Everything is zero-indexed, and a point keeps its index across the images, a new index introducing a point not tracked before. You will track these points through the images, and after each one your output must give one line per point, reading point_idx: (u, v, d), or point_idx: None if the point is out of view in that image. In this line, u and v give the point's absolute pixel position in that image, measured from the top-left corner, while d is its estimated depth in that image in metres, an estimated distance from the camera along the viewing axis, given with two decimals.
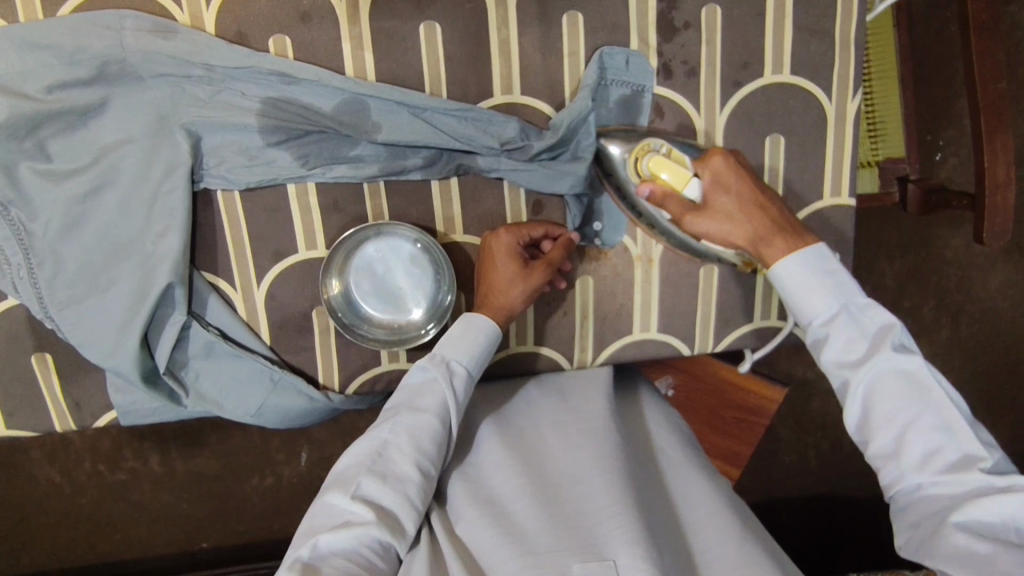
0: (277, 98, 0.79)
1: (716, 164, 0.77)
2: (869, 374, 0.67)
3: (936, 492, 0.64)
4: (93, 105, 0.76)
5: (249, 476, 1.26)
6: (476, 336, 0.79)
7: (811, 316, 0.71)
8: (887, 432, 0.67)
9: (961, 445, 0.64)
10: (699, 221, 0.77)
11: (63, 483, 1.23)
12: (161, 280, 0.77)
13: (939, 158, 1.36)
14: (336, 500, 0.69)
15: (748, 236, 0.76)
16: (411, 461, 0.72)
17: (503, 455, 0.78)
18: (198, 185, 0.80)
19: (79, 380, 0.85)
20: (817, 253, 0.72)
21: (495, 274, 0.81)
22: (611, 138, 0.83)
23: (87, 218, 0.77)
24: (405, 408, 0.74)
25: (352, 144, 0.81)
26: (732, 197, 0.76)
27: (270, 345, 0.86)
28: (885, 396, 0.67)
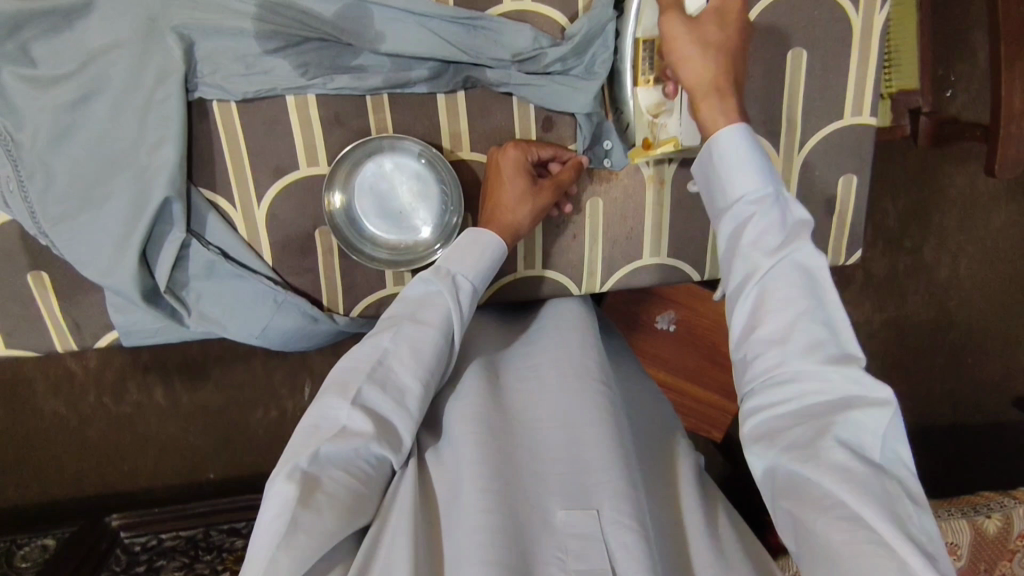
0: (274, 1, 0.74)
1: (733, 2, 0.69)
2: (777, 262, 0.61)
3: (807, 391, 0.59)
4: (77, 5, 0.71)
5: (250, 411, 1.26)
6: (483, 252, 0.76)
7: (739, 192, 0.63)
8: (780, 321, 0.60)
9: (843, 343, 0.60)
10: (675, 23, 0.67)
11: (64, 416, 1.23)
12: (158, 193, 0.74)
13: (951, 94, 1.32)
14: (334, 406, 0.66)
15: (701, 71, 0.66)
16: (413, 374, 0.69)
17: (477, 386, 0.73)
18: (193, 95, 0.76)
19: (78, 301, 0.83)
20: (745, 136, 0.64)
21: (502, 209, 0.78)
22: None
23: (76, 128, 0.74)
24: (407, 319, 0.71)
25: (354, 54, 0.77)
26: (720, 31, 0.67)
27: (272, 266, 0.84)
28: (785, 279, 0.61)
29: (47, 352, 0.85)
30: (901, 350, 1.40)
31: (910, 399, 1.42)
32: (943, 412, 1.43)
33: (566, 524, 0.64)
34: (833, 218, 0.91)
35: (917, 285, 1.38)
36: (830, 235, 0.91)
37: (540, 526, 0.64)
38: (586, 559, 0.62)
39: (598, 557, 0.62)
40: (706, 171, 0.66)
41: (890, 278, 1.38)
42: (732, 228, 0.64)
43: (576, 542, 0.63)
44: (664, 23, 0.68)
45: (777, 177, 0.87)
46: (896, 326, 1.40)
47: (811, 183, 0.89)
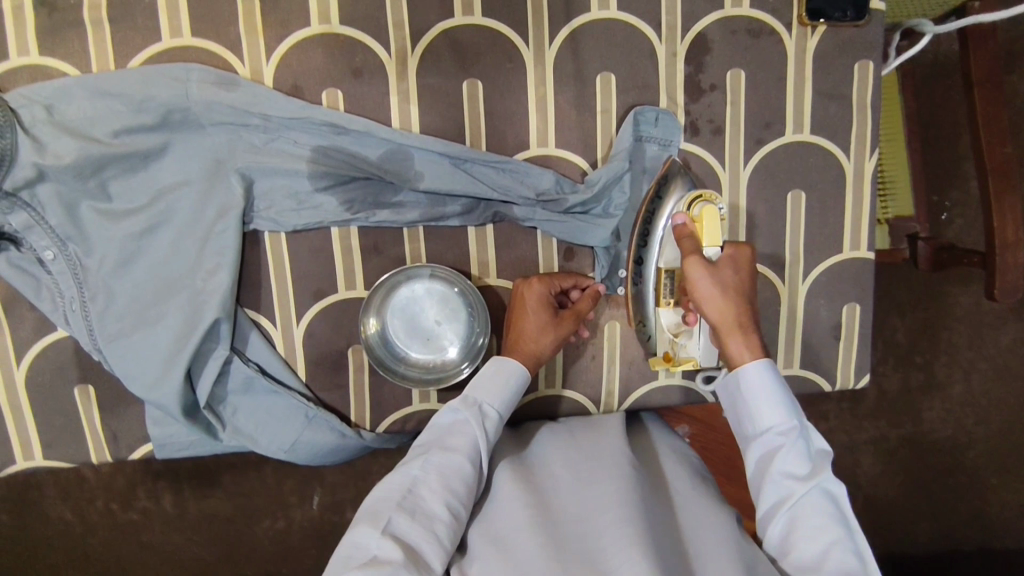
0: (328, 146, 0.83)
1: (745, 253, 0.77)
2: (805, 490, 0.67)
3: None
4: (155, 149, 0.80)
5: (256, 522, 1.25)
6: (507, 380, 0.80)
7: (767, 427, 0.71)
8: (809, 546, 0.66)
9: (872, 573, 0.64)
10: (701, 271, 0.74)
11: (71, 525, 1.23)
12: (209, 315, 0.80)
13: (946, 218, 1.40)
14: (365, 535, 0.68)
15: (725, 313, 0.73)
16: (440, 499, 0.71)
17: (513, 491, 0.77)
18: (248, 227, 0.84)
19: (118, 413, 0.87)
20: (776, 373, 0.72)
21: (526, 339, 0.83)
22: (679, 182, 0.83)
23: (141, 255, 0.81)
24: (435, 447, 0.75)
25: (395, 191, 0.85)
26: (735, 277, 0.75)
27: (305, 382, 0.88)
28: (814, 501, 0.67)
29: (82, 462, 0.88)
30: (916, 467, 1.40)
31: (932, 521, 1.40)
32: (966, 533, 1.40)
33: None
34: (839, 343, 0.95)
35: (930, 404, 1.40)
36: (839, 359, 0.96)
37: None
38: None
39: None
40: (738, 407, 0.74)
41: (904, 394, 1.40)
42: (761, 457, 0.71)
43: None
44: (688, 267, 0.75)
45: (784, 304, 0.93)
46: (913, 446, 1.40)
47: (817, 309, 0.94)
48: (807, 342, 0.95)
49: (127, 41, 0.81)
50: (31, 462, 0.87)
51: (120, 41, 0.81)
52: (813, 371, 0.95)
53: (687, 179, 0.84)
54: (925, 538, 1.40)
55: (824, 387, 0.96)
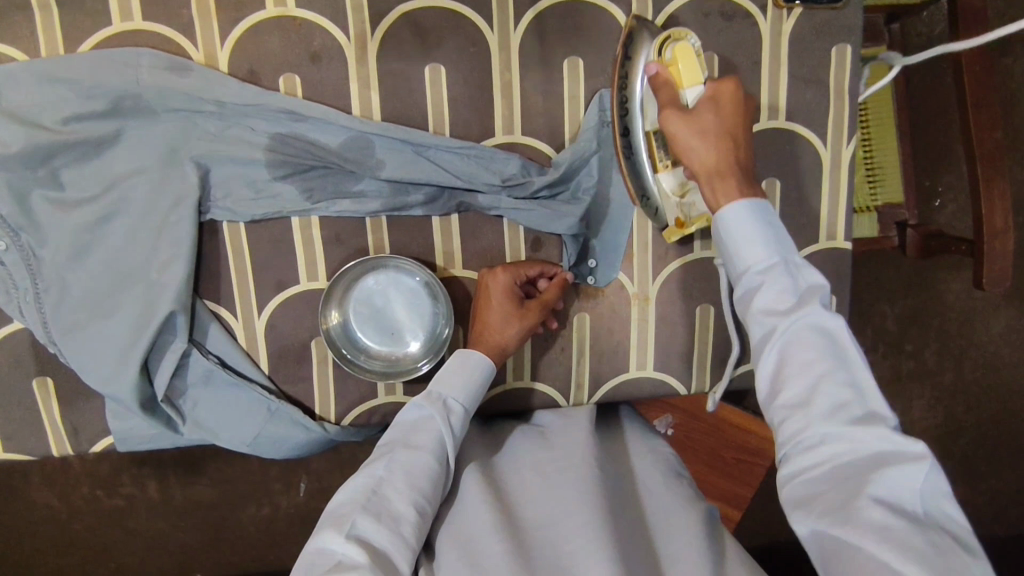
0: (285, 133, 0.81)
1: (727, 88, 0.67)
2: (796, 323, 0.62)
3: (838, 450, 0.59)
4: (106, 137, 0.78)
5: (240, 507, 1.23)
6: (473, 374, 0.78)
7: (749, 257, 0.65)
8: (802, 381, 0.61)
9: (868, 403, 0.60)
10: (674, 119, 0.66)
11: (57, 509, 1.21)
12: (164, 307, 0.78)
13: (939, 204, 1.37)
14: (330, 540, 0.65)
15: (709, 159, 0.66)
16: (407, 499, 0.69)
17: (480, 493, 0.75)
18: (205, 217, 0.82)
19: (78, 406, 0.85)
20: (763, 210, 0.65)
21: (489, 337, 0.81)
22: (644, 33, 0.74)
23: (95, 245, 0.79)
24: (400, 445, 0.73)
25: (355, 180, 0.83)
26: (717, 117, 0.66)
27: (267, 375, 0.87)
28: (807, 332, 0.62)
29: (43, 455, 0.87)
30: None
31: None
32: None
33: None
34: None
35: (917, 392, 1.38)
36: None
37: None
38: None
39: None
40: (720, 247, 0.68)
41: (891, 382, 1.38)
42: (745, 293, 0.66)
43: None
44: (663, 118, 0.67)
45: None
46: None
47: None
48: None
49: (76, 25, 0.78)
50: None
51: (69, 25, 0.78)
52: None
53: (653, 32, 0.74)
54: None
55: None
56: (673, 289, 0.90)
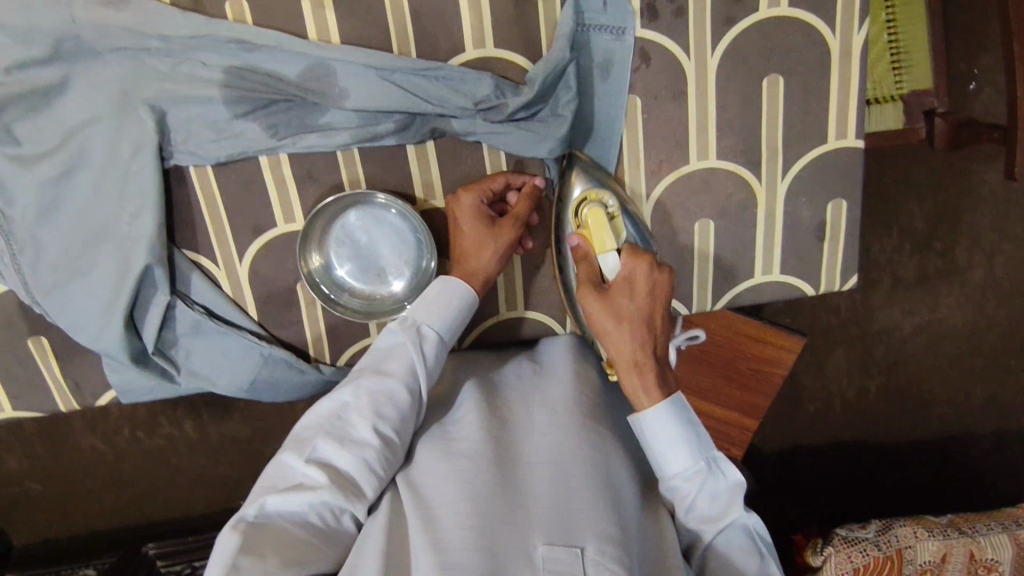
0: (239, 66, 0.75)
1: (641, 266, 0.72)
2: (660, 433, 0.69)
3: (699, 514, 0.68)
4: (54, 85, 0.74)
5: (274, 440, 1.18)
6: (449, 301, 0.76)
7: (674, 468, 0.68)
8: (671, 470, 0.68)
9: (723, 478, 0.68)
10: (589, 298, 0.72)
11: (103, 452, 1.15)
12: (139, 261, 0.77)
13: (974, 88, 1.25)
14: (291, 460, 0.66)
15: (629, 353, 0.70)
16: (371, 426, 0.68)
17: (473, 422, 0.73)
18: (169, 162, 0.78)
19: (77, 363, 0.86)
20: (678, 403, 0.69)
21: (471, 258, 0.78)
22: (581, 173, 0.80)
23: (62, 201, 0.77)
24: (369, 371, 0.71)
25: (321, 112, 0.78)
26: (632, 300, 0.72)
27: (257, 321, 0.86)
28: (713, 504, 0.68)
29: (53, 411, 0.89)
30: (930, 359, 1.33)
31: (947, 409, 1.34)
32: (985, 419, 1.35)
33: (546, 557, 0.62)
34: (824, 244, 0.89)
35: (946, 292, 1.31)
36: (823, 260, 0.90)
37: (516, 555, 0.62)
38: None
39: None
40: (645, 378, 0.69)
41: (919, 283, 1.31)
42: (660, 469, 0.69)
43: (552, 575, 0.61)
44: (581, 297, 0.73)
45: (762, 205, 0.86)
46: (926, 333, 1.32)
47: (800, 207, 0.87)
48: (788, 243, 0.88)
49: None
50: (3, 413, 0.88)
51: None
52: (792, 273, 0.90)
53: (591, 171, 0.80)
54: (939, 427, 1.35)
55: (808, 291, 0.91)
56: (669, 204, 0.85)
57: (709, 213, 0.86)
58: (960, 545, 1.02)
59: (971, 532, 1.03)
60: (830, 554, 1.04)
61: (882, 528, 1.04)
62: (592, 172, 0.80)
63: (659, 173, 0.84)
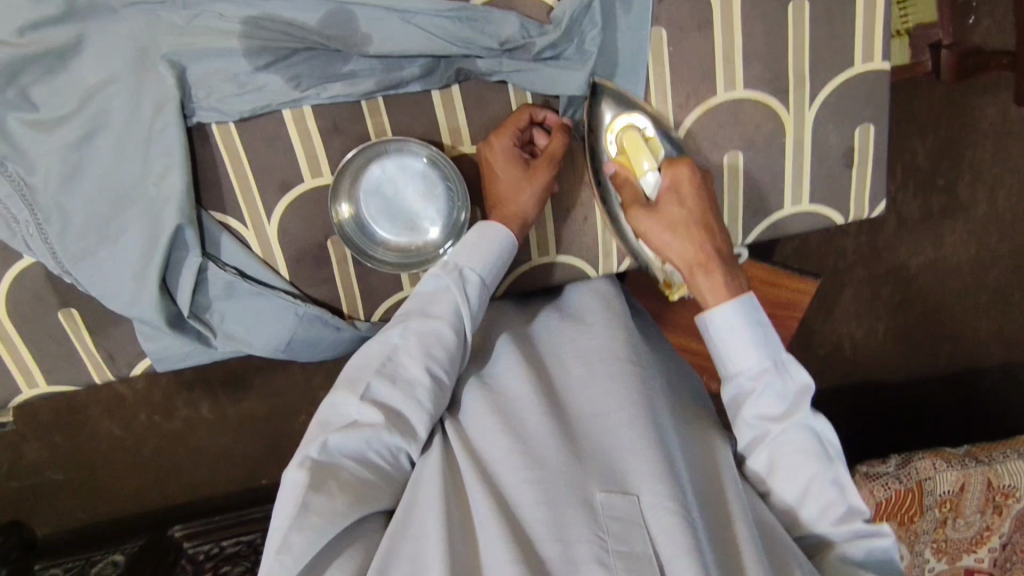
0: (258, 16, 0.74)
1: (682, 172, 0.73)
2: (731, 328, 0.67)
3: (766, 414, 0.68)
4: (69, 45, 0.72)
5: (293, 417, 1.15)
6: (492, 245, 0.74)
7: (740, 367, 0.68)
8: (739, 368, 0.68)
9: (792, 377, 0.67)
10: (642, 217, 0.72)
11: (121, 437, 1.12)
12: (170, 223, 0.76)
13: (974, 21, 1.20)
14: (344, 401, 0.65)
15: (687, 258, 0.70)
16: (421, 365, 0.67)
17: (519, 376, 0.71)
18: (191, 121, 0.77)
19: (108, 333, 0.85)
20: (749, 304, 0.68)
21: (508, 203, 0.77)
22: (607, 101, 0.81)
23: (85, 166, 0.75)
24: (415, 314, 0.70)
25: (343, 60, 0.76)
26: (680, 206, 0.71)
27: (289, 281, 0.85)
28: (781, 402, 0.67)
29: (87, 384, 0.88)
30: (946, 290, 1.32)
31: (961, 339, 1.35)
32: (997, 348, 1.36)
33: (605, 504, 0.62)
34: (851, 171, 0.89)
35: (951, 228, 1.30)
36: (851, 188, 0.90)
37: (578, 504, 0.62)
38: (626, 539, 0.60)
39: (638, 538, 0.61)
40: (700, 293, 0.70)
41: (924, 220, 1.29)
42: (728, 368, 0.69)
43: (615, 524, 0.61)
44: (631, 217, 0.73)
45: (789, 134, 0.86)
46: (934, 268, 1.31)
47: (827, 135, 0.87)
48: (816, 173, 0.89)
49: None
50: (37, 389, 0.87)
51: None
52: (821, 203, 0.90)
53: (618, 97, 0.81)
54: (949, 358, 1.35)
55: (837, 220, 0.92)
56: (698, 138, 0.85)
57: (737, 144, 0.86)
58: (978, 474, 1.04)
59: (991, 461, 1.05)
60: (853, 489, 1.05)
61: (903, 462, 1.05)
62: (617, 96, 0.81)
63: (688, 106, 0.83)
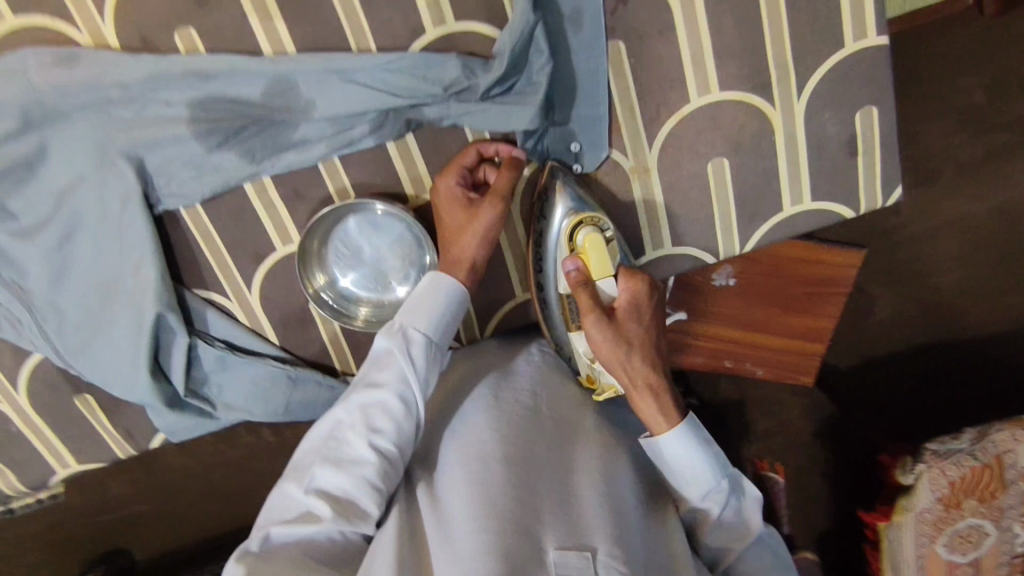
0: (201, 98, 0.72)
1: (641, 289, 0.70)
2: (681, 460, 0.66)
3: (722, 529, 0.69)
4: (33, 155, 0.73)
5: None
6: (436, 299, 0.72)
7: (695, 492, 0.68)
8: (691, 493, 0.68)
9: (740, 494, 0.68)
10: (595, 327, 0.67)
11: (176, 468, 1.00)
12: (150, 311, 0.77)
13: None
14: (290, 490, 0.65)
15: (643, 377, 0.67)
16: (365, 441, 0.66)
17: (487, 421, 0.67)
18: (158, 208, 0.78)
19: (123, 412, 0.89)
20: (696, 429, 0.67)
21: (454, 248, 0.75)
22: (563, 189, 0.75)
23: (70, 264, 0.78)
24: (360, 386, 0.69)
25: (292, 128, 0.75)
26: (641, 325, 0.69)
27: (279, 346, 0.86)
28: (734, 517, 0.68)
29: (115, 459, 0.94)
30: None
31: None
32: None
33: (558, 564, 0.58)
34: (856, 159, 0.81)
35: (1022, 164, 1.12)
36: (859, 178, 0.82)
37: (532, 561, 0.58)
38: None
39: None
40: (650, 419, 0.68)
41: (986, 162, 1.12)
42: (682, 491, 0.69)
43: None
44: (587, 325, 0.68)
45: (779, 130, 0.79)
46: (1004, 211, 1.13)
47: (823, 125, 0.79)
48: (815, 168, 0.81)
49: None
50: (70, 467, 0.93)
51: None
52: (826, 199, 0.82)
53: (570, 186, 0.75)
54: None
55: (846, 214, 0.83)
56: (674, 149, 0.79)
57: (722, 149, 0.79)
58: None
59: None
60: (924, 472, 0.82)
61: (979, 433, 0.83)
62: (573, 190, 0.75)
63: (659, 119, 0.77)
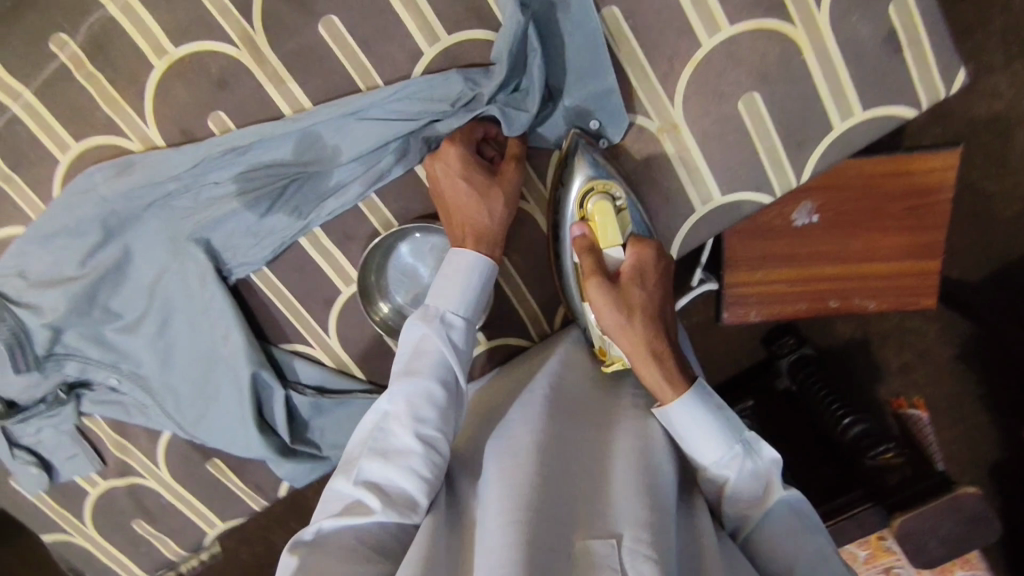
0: (245, 170, 0.78)
1: (647, 255, 0.72)
2: (688, 420, 0.67)
3: (742, 496, 0.67)
4: (120, 260, 0.81)
5: None
6: (465, 279, 0.73)
7: (708, 456, 0.67)
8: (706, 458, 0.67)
9: (758, 455, 0.67)
10: (596, 290, 0.70)
11: None
12: (246, 371, 0.84)
13: None
14: (339, 485, 0.64)
15: (642, 341, 0.68)
16: (410, 431, 0.65)
17: (531, 419, 0.65)
18: (232, 279, 0.85)
19: (250, 469, 0.98)
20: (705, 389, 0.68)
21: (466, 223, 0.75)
22: (582, 158, 0.75)
23: (172, 347, 0.86)
24: (400, 374, 0.69)
25: (327, 176, 0.79)
26: (645, 289, 0.71)
27: (366, 380, 0.91)
28: (753, 483, 0.66)
29: (254, 514, 1.02)
30: None
31: None
32: None
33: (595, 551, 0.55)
34: (901, 53, 0.74)
35: None
36: (912, 72, 0.74)
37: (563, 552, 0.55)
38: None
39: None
40: (654, 380, 0.69)
41: None
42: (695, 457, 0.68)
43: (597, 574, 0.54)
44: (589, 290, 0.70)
45: (806, 48, 0.73)
46: None
47: (855, 28, 0.73)
48: (858, 74, 0.74)
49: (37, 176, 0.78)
50: (217, 526, 1.02)
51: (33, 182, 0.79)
52: (879, 104, 0.76)
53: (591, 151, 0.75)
54: None
55: (907, 114, 0.76)
56: (697, 98, 0.76)
57: (749, 84, 0.75)
58: None
59: None
60: None
61: None
62: (592, 158, 0.75)
63: (673, 71, 0.75)
